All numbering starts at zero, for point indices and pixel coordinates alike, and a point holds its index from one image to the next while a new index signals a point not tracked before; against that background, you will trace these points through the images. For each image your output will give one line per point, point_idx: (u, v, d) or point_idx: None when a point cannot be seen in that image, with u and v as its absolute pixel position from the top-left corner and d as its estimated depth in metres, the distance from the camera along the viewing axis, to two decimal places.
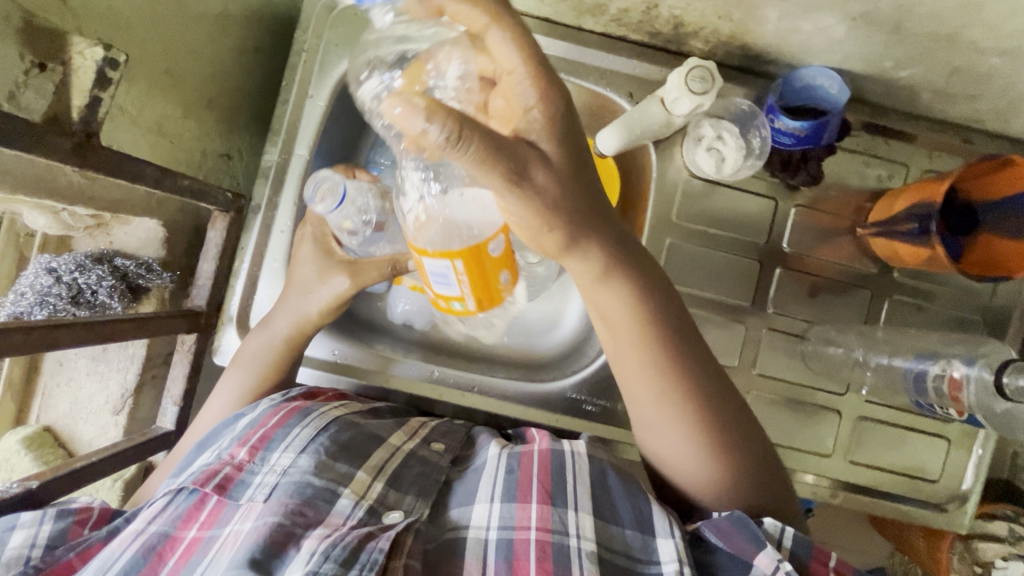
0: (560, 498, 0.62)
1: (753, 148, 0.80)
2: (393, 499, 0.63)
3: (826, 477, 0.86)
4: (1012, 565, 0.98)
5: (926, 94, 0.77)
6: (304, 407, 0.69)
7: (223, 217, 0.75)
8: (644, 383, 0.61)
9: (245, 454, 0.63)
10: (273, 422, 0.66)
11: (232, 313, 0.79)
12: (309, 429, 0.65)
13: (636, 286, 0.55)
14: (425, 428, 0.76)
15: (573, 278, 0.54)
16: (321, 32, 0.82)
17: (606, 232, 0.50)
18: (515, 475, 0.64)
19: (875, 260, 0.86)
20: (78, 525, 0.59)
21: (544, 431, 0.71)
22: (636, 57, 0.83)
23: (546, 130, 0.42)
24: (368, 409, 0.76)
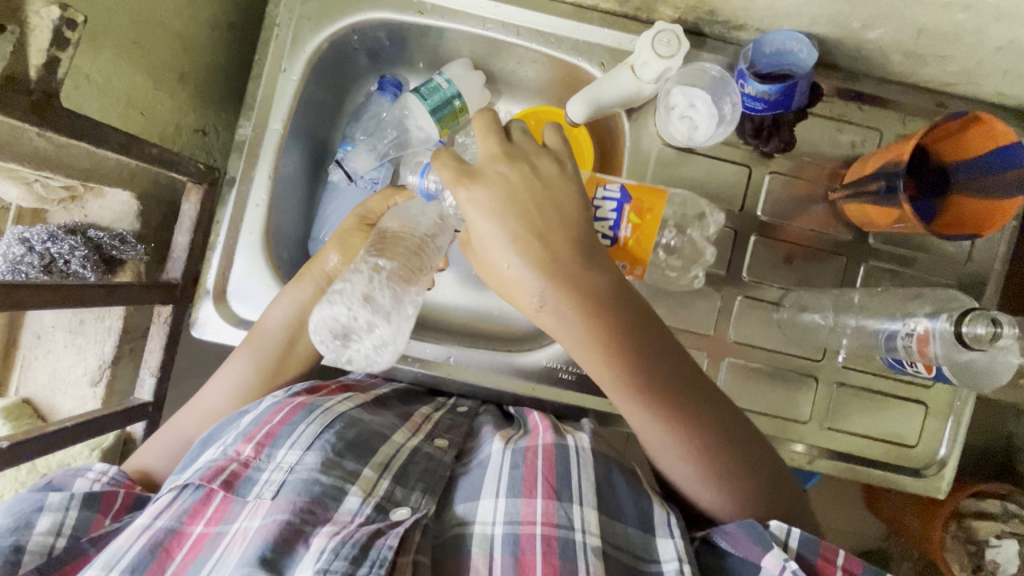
0: (565, 493, 0.63)
1: (725, 114, 0.80)
2: (399, 496, 0.64)
3: (803, 444, 0.87)
4: (1005, 543, 1.03)
5: (896, 57, 0.77)
6: (309, 402, 0.70)
7: (196, 188, 0.76)
8: (627, 410, 0.64)
9: (251, 451, 0.64)
10: (278, 419, 0.67)
11: (209, 286, 0.80)
12: (314, 426, 0.66)
13: (625, 313, 0.61)
14: (427, 423, 0.77)
15: (569, 318, 0.60)
16: (293, 7, 0.83)
17: (576, 267, 0.59)
18: (521, 470, 0.65)
19: (850, 226, 0.85)
20: (100, 516, 0.64)
21: (546, 421, 0.73)
22: (607, 26, 0.83)
23: (475, 205, 0.59)
24: (373, 398, 0.77)
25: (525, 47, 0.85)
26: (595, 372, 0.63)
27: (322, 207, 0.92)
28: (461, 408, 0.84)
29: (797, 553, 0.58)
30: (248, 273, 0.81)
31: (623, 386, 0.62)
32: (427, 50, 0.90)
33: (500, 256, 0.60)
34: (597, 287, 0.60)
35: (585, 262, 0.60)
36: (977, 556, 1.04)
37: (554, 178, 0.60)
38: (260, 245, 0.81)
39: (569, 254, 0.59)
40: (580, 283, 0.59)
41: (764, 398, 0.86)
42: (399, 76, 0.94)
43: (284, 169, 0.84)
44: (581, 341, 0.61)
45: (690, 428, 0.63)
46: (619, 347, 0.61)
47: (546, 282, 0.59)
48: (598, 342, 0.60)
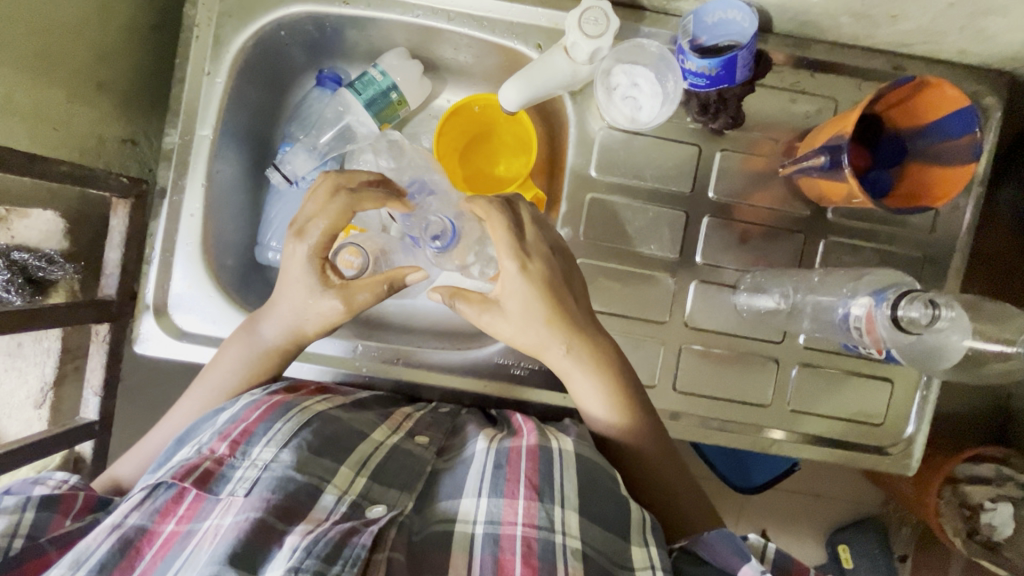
0: (548, 493, 0.61)
1: (669, 92, 0.78)
2: (376, 493, 0.64)
3: (766, 428, 0.85)
4: (1000, 507, 1.01)
5: (846, 19, 0.73)
6: (285, 401, 0.70)
7: (122, 203, 0.74)
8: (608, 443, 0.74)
9: (226, 449, 0.63)
10: (255, 417, 0.67)
11: (148, 301, 0.78)
12: (291, 425, 0.66)
13: (614, 369, 0.73)
14: (409, 420, 0.78)
15: (562, 362, 0.73)
16: (212, 5, 0.79)
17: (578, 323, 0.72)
18: (504, 470, 0.64)
19: (807, 201, 0.82)
20: (61, 516, 0.62)
21: (530, 420, 0.73)
22: (541, 5, 0.79)
23: (519, 262, 0.69)
24: (351, 400, 0.76)
25: (459, 32, 0.81)
26: (600, 414, 0.73)
27: (268, 211, 0.90)
28: (445, 407, 0.83)
29: (774, 564, 0.66)
30: (189, 285, 0.80)
31: (629, 426, 0.73)
32: (362, 42, 0.86)
33: (513, 309, 0.71)
34: (592, 345, 0.73)
35: (581, 325, 0.72)
36: (971, 520, 1.02)
37: (563, 266, 0.73)
38: (200, 255, 0.80)
39: (574, 312, 0.72)
40: (579, 334, 0.72)
41: (725, 383, 0.84)
42: (338, 69, 0.90)
43: (220, 175, 0.83)
44: (595, 387, 0.73)
45: (678, 466, 0.74)
46: (631, 397, 0.73)
47: (564, 338, 0.72)
48: (594, 382, 0.73)
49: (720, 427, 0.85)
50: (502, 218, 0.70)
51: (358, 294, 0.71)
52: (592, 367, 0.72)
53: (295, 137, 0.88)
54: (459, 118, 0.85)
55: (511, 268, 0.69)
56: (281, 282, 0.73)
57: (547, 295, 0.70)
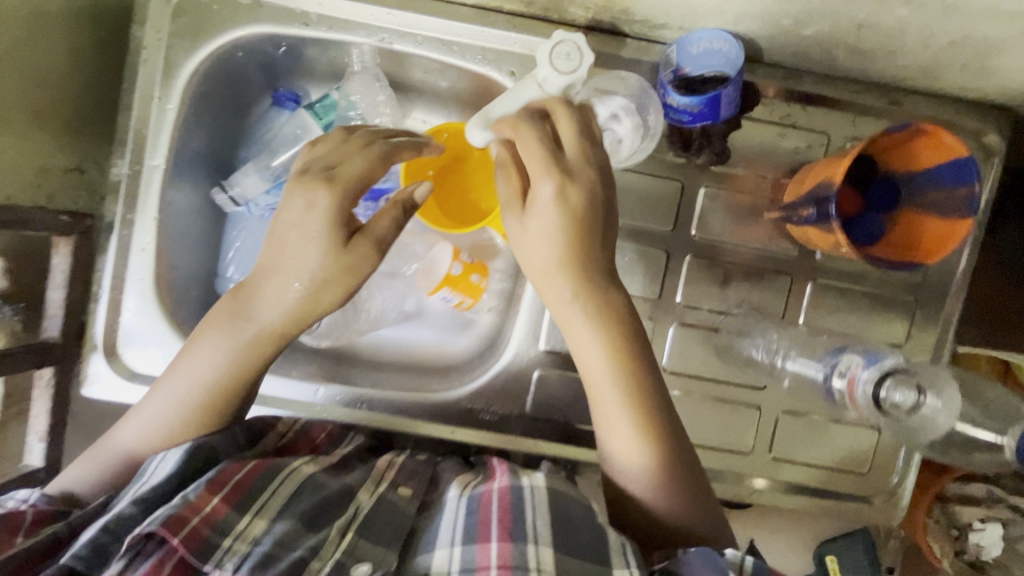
0: (520, 533, 0.58)
1: (650, 126, 0.73)
2: (361, 550, 0.59)
3: (746, 476, 0.81)
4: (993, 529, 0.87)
5: (839, 53, 0.68)
6: (271, 464, 0.63)
7: (65, 240, 0.71)
8: (606, 414, 0.64)
9: (214, 508, 0.57)
10: (241, 475, 0.61)
11: (97, 340, 0.75)
12: (283, 492, 0.61)
13: (628, 335, 0.64)
14: (391, 468, 0.72)
15: (574, 311, 0.64)
16: (162, 25, 0.74)
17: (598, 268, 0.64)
18: (475, 516, 0.61)
19: (794, 242, 0.78)
20: (8, 535, 0.56)
21: (505, 463, 0.70)
22: (514, 30, 0.74)
23: (552, 177, 0.61)
24: (337, 461, 0.71)
25: (427, 56, 0.76)
26: (603, 380, 0.64)
27: (228, 240, 0.85)
28: (422, 457, 0.77)
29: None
30: (140, 323, 0.76)
31: (637, 401, 0.63)
32: (326, 62, 0.81)
33: (535, 231, 0.63)
34: (609, 297, 0.64)
35: (602, 272, 0.64)
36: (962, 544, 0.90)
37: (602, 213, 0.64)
38: (152, 289, 0.76)
39: (595, 256, 0.64)
40: (600, 283, 0.64)
41: (703, 429, 0.80)
42: (300, 89, 0.85)
43: (174, 205, 0.78)
44: (599, 343, 0.64)
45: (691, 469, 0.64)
46: (644, 368, 0.64)
47: (576, 284, 0.63)
48: (604, 340, 0.64)
49: None
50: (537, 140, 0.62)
51: (380, 229, 0.64)
52: (608, 324, 0.64)
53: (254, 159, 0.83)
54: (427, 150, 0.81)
55: (539, 181, 0.61)
56: (269, 255, 0.65)
57: (569, 223, 0.62)
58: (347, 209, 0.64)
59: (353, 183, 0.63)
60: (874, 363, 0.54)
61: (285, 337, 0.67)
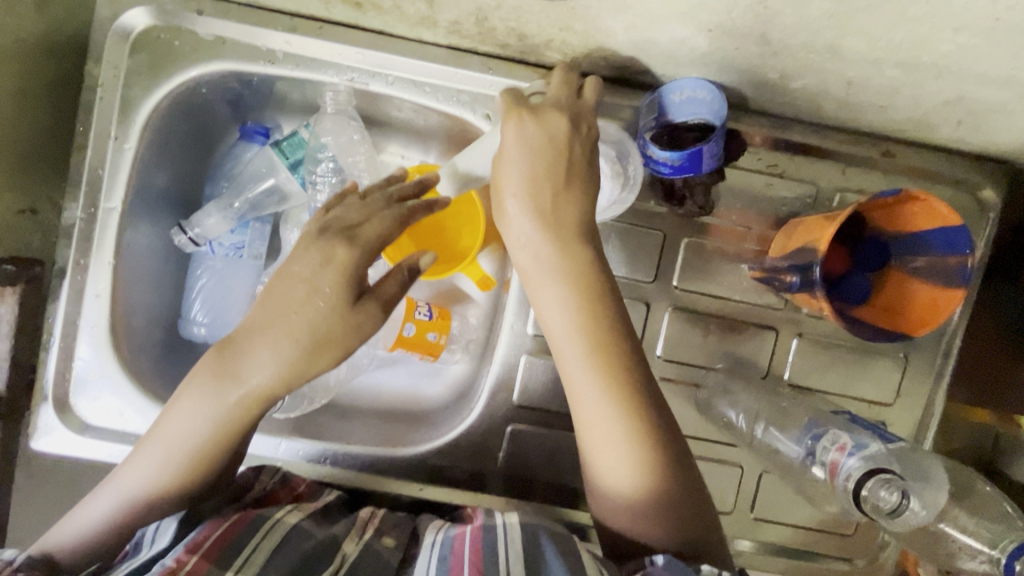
0: (490, 568, 0.56)
1: (629, 175, 0.69)
2: None
3: (727, 537, 0.78)
4: None
5: (829, 106, 0.64)
6: (254, 515, 0.61)
7: (11, 289, 0.67)
8: (574, 372, 0.60)
9: (195, 562, 0.53)
10: (225, 530, 0.58)
11: (47, 391, 0.71)
12: (266, 543, 0.58)
13: (601, 293, 0.60)
14: (376, 517, 0.71)
15: (539, 263, 0.61)
16: (119, 61, 0.70)
17: (574, 221, 0.61)
18: (445, 560, 0.59)
19: (780, 296, 0.74)
20: None
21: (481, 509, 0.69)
22: (489, 72, 0.70)
23: (519, 120, 0.61)
24: (320, 509, 0.69)
25: (400, 96, 0.73)
26: (569, 339, 0.60)
27: (191, 281, 0.81)
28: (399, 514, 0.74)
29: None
30: (94, 373, 0.72)
31: (606, 369, 0.59)
32: (295, 97, 0.77)
33: (508, 184, 0.61)
34: (582, 253, 0.61)
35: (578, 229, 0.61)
36: None
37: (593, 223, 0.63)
38: (107, 337, 0.73)
39: (567, 209, 0.61)
40: (572, 235, 0.61)
41: None
42: (269, 123, 0.81)
43: (133, 246, 0.74)
44: (567, 303, 0.60)
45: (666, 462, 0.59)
46: (617, 328, 0.60)
47: (546, 230, 0.60)
48: (570, 296, 0.60)
49: None
50: (539, 128, 0.61)
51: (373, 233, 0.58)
52: (579, 281, 0.60)
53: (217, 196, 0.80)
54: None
55: (514, 122, 0.61)
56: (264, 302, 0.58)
57: (539, 174, 0.60)
58: (362, 269, 0.57)
59: (372, 245, 0.58)
60: (859, 450, 0.52)
61: (273, 399, 0.59)
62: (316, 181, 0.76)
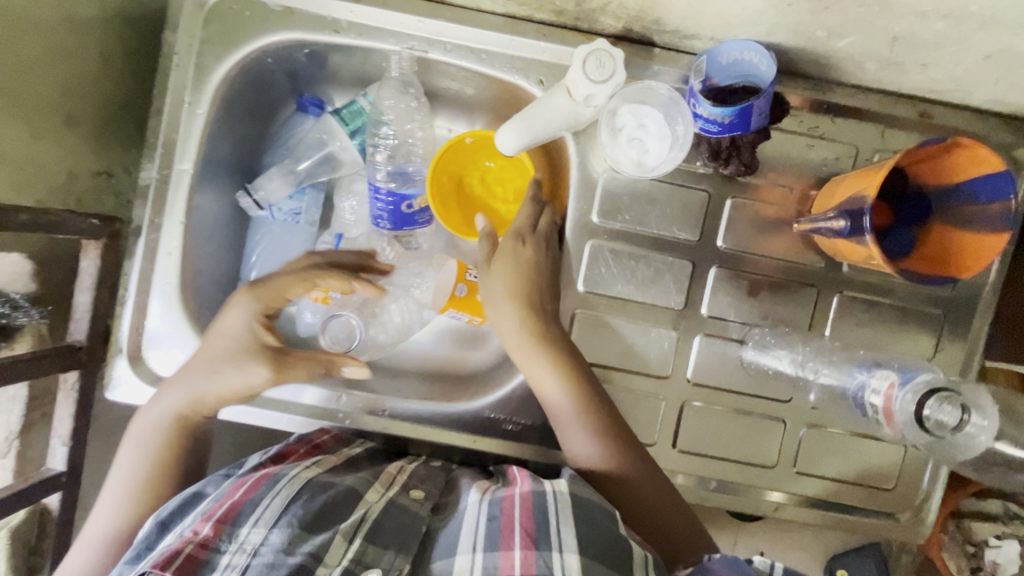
0: (544, 540, 0.57)
1: (679, 137, 0.73)
2: (371, 556, 0.59)
3: (770, 491, 0.80)
4: (1007, 545, 0.90)
5: (870, 65, 0.68)
6: (274, 472, 0.65)
7: (94, 244, 0.70)
8: (532, 368, 0.72)
9: (211, 530, 0.58)
10: (240, 493, 0.62)
11: (121, 344, 0.74)
12: (280, 499, 0.61)
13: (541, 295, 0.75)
14: (402, 474, 0.74)
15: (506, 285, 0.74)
16: (193, 31, 0.74)
17: (529, 248, 0.76)
18: (497, 522, 0.61)
19: (821, 254, 0.77)
20: None
21: (525, 470, 0.70)
22: (543, 39, 0.74)
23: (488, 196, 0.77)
24: (342, 459, 0.72)
25: (456, 64, 0.76)
26: (522, 338, 0.73)
27: (253, 246, 0.86)
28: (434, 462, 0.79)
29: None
30: (165, 328, 0.76)
31: (552, 351, 0.72)
32: (352, 68, 0.81)
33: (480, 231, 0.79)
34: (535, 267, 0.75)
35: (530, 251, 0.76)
36: (976, 560, 0.91)
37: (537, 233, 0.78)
38: (177, 294, 0.76)
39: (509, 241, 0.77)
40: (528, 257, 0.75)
41: (728, 443, 0.80)
42: (322, 95, 0.85)
43: (200, 209, 0.78)
44: (515, 303, 0.74)
45: (600, 404, 0.72)
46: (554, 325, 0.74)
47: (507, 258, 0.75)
48: (519, 302, 0.73)
49: (719, 489, 0.80)
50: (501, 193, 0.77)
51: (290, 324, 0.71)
52: (527, 289, 0.74)
53: (278, 164, 0.84)
54: (453, 154, 0.81)
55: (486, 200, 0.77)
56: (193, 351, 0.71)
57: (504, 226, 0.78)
58: (251, 320, 0.70)
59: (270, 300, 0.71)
60: (908, 383, 0.52)
61: (196, 412, 0.70)
62: (378, 143, 0.80)
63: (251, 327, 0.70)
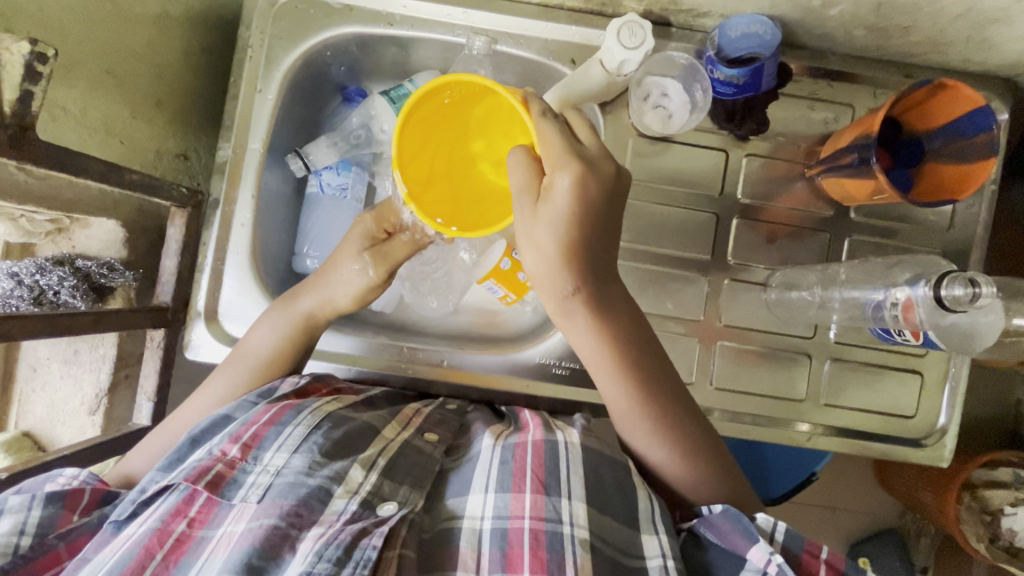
0: (554, 487, 0.62)
1: (697, 102, 0.83)
2: (387, 490, 0.63)
3: (801, 422, 0.87)
4: (1021, 511, 1.02)
5: (859, 32, 0.78)
6: (297, 404, 0.69)
7: (180, 212, 0.78)
8: (572, 326, 0.67)
9: (237, 452, 0.63)
10: (265, 419, 0.66)
11: (200, 308, 0.81)
12: (302, 428, 0.65)
13: (591, 264, 0.64)
14: (418, 415, 0.77)
15: (541, 259, 0.64)
16: (264, 28, 0.84)
17: (582, 220, 0.62)
18: (510, 466, 0.64)
19: (830, 202, 0.86)
20: (68, 512, 0.60)
21: (538, 418, 0.74)
22: (574, 23, 0.84)
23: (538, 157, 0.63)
24: (362, 399, 0.76)
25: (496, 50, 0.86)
26: (557, 297, 0.65)
27: (304, 221, 0.91)
28: (450, 406, 0.83)
29: (782, 547, 0.61)
30: (239, 292, 0.82)
31: (600, 315, 0.66)
32: (401, 60, 0.91)
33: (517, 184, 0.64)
34: (579, 242, 0.63)
35: (581, 223, 0.62)
36: (992, 526, 1.04)
37: (601, 209, 0.63)
38: (248, 262, 0.82)
39: (558, 210, 0.62)
40: (574, 232, 0.62)
41: (760, 379, 0.86)
42: (372, 86, 0.94)
43: (268, 186, 0.86)
44: (548, 263, 0.63)
45: (650, 373, 0.68)
46: (602, 293, 0.66)
47: (556, 234, 0.62)
48: (554, 268, 0.63)
49: (755, 422, 0.86)
50: (557, 147, 0.62)
51: (402, 257, 0.79)
52: (571, 259, 0.63)
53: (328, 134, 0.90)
54: (427, 111, 0.68)
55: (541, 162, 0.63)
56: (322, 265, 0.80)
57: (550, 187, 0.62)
58: (376, 233, 0.79)
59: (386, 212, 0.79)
60: (917, 284, 0.62)
61: (318, 321, 0.78)
62: None
63: (363, 243, 0.78)
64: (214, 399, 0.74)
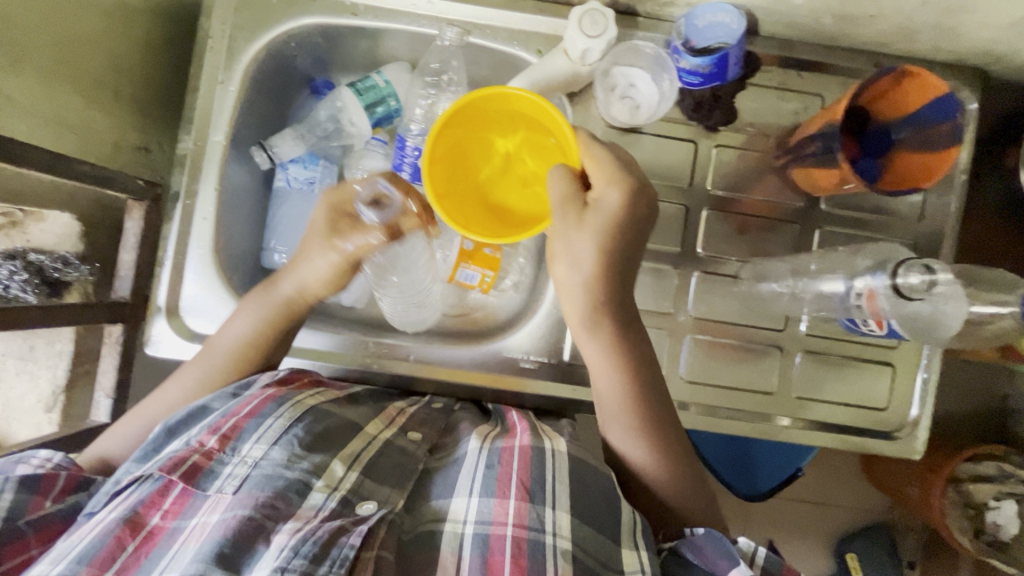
0: (538, 496, 0.61)
1: (664, 92, 0.81)
2: (368, 488, 0.62)
3: (773, 415, 0.86)
4: (1005, 505, 1.01)
5: (827, 20, 0.78)
6: (278, 396, 0.67)
7: (138, 205, 0.79)
8: (584, 330, 0.74)
9: (216, 443, 0.62)
10: (247, 410, 0.65)
11: (160, 303, 0.80)
12: (282, 420, 0.64)
13: (606, 273, 0.71)
14: (402, 416, 0.76)
15: (562, 271, 0.72)
16: (227, 18, 0.83)
17: (615, 237, 0.70)
18: (495, 471, 0.63)
19: (800, 193, 0.85)
20: (40, 497, 0.59)
21: (524, 420, 0.74)
22: (540, 13, 0.83)
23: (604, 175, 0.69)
24: (345, 395, 0.75)
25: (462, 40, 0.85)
26: (574, 302, 0.73)
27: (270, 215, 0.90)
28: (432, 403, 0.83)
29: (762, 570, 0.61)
30: (200, 287, 0.81)
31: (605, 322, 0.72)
32: (367, 52, 0.90)
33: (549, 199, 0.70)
34: (605, 254, 0.70)
35: (615, 236, 0.70)
36: (976, 520, 1.03)
37: (636, 227, 0.70)
38: (211, 257, 0.81)
39: (588, 224, 0.69)
40: (591, 246, 0.70)
41: (732, 372, 0.86)
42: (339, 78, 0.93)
43: (232, 179, 0.84)
44: (577, 272, 0.71)
45: (649, 381, 0.72)
46: (612, 303, 0.72)
47: (589, 244, 0.70)
48: (578, 278, 0.71)
49: (727, 416, 0.86)
50: (610, 169, 0.68)
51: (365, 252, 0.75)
52: (595, 268, 0.70)
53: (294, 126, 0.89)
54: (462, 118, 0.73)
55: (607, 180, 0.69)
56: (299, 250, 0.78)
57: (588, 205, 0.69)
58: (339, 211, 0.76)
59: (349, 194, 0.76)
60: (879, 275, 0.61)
61: (298, 309, 0.77)
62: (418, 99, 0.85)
63: (326, 224, 0.75)
64: (188, 390, 0.73)
